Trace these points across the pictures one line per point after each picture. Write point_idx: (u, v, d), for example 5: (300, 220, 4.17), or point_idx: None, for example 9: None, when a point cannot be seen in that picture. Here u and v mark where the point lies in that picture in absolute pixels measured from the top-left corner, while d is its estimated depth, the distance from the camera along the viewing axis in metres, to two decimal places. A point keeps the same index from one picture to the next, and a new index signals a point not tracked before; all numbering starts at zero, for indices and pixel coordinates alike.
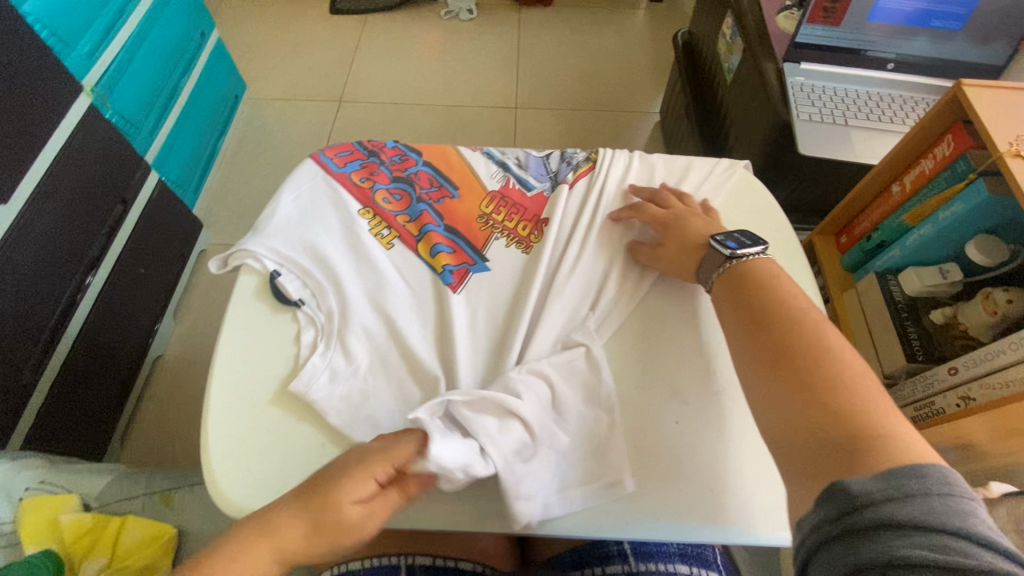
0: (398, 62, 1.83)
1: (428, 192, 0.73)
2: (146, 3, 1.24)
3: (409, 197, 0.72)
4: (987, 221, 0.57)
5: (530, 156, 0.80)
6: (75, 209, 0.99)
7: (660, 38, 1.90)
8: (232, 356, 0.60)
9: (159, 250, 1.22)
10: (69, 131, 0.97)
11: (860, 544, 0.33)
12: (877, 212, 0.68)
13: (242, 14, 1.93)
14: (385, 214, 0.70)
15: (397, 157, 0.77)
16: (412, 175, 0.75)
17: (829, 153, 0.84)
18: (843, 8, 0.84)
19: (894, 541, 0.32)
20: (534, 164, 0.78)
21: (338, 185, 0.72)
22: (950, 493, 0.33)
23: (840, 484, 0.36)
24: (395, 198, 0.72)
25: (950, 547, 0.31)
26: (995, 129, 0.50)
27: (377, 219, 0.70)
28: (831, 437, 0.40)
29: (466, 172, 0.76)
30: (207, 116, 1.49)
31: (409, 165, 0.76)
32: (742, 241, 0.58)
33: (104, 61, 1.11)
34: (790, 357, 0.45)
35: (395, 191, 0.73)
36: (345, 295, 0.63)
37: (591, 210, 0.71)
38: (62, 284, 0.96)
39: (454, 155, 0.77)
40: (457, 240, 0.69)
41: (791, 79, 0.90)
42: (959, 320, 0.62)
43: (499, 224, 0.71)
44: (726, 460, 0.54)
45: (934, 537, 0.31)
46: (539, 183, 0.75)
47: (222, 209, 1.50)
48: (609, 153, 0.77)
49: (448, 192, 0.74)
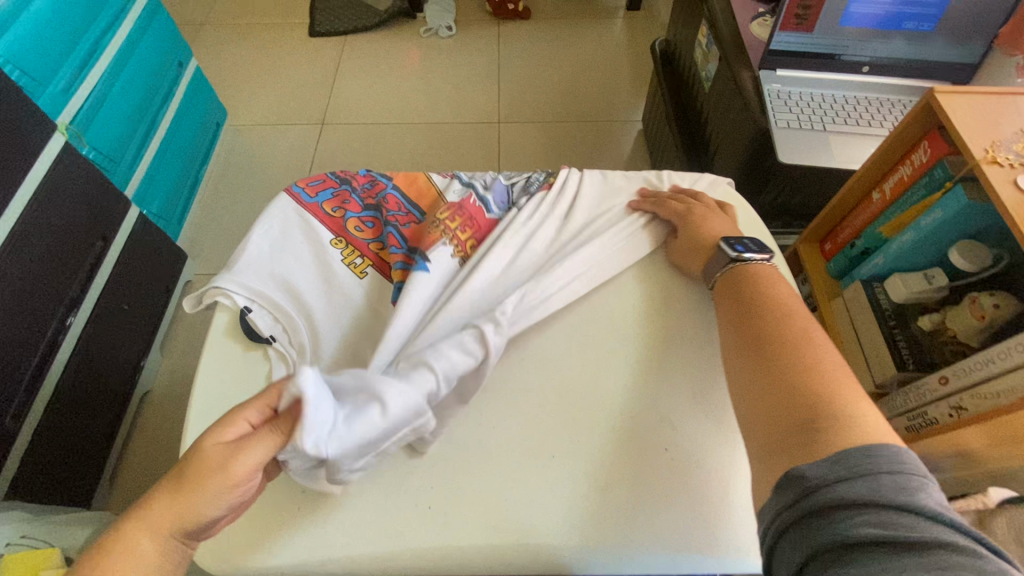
0: (379, 81, 1.83)
1: (396, 215, 0.72)
2: (121, 37, 1.23)
3: (379, 223, 0.71)
4: (969, 227, 0.56)
5: (495, 176, 0.78)
6: (54, 249, 0.97)
7: (638, 46, 1.92)
8: (206, 398, 0.59)
9: (143, 284, 1.21)
10: (45, 171, 0.96)
11: (819, 523, 0.39)
12: (860, 220, 0.68)
13: (221, 40, 1.93)
14: (357, 242, 0.70)
15: (368, 184, 0.76)
16: (382, 200, 0.74)
17: (810, 160, 0.84)
18: (814, 15, 0.84)
19: (847, 519, 0.38)
20: (498, 188, 0.75)
21: (307, 215, 0.71)
22: (893, 474, 0.40)
23: (800, 473, 0.42)
24: (367, 225, 0.71)
25: (892, 521, 0.37)
26: (970, 136, 0.50)
27: (349, 247, 0.69)
28: (810, 434, 0.44)
29: (435, 197, 0.75)
30: (188, 145, 1.48)
31: (379, 190, 0.75)
32: (749, 246, 0.62)
33: (79, 98, 1.10)
34: (782, 358, 0.50)
35: (366, 218, 0.72)
36: (317, 327, 0.62)
37: (556, 229, 0.70)
38: (43, 326, 0.95)
39: (423, 182, 0.76)
40: (417, 260, 0.67)
41: (767, 87, 0.90)
42: (947, 326, 0.61)
43: (449, 231, 0.68)
44: (720, 475, 0.55)
45: (878, 513, 0.38)
46: (499, 205, 0.73)
47: (207, 238, 1.49)
48: (574, 170, 0.76)
49: (416, 218, 0.72)
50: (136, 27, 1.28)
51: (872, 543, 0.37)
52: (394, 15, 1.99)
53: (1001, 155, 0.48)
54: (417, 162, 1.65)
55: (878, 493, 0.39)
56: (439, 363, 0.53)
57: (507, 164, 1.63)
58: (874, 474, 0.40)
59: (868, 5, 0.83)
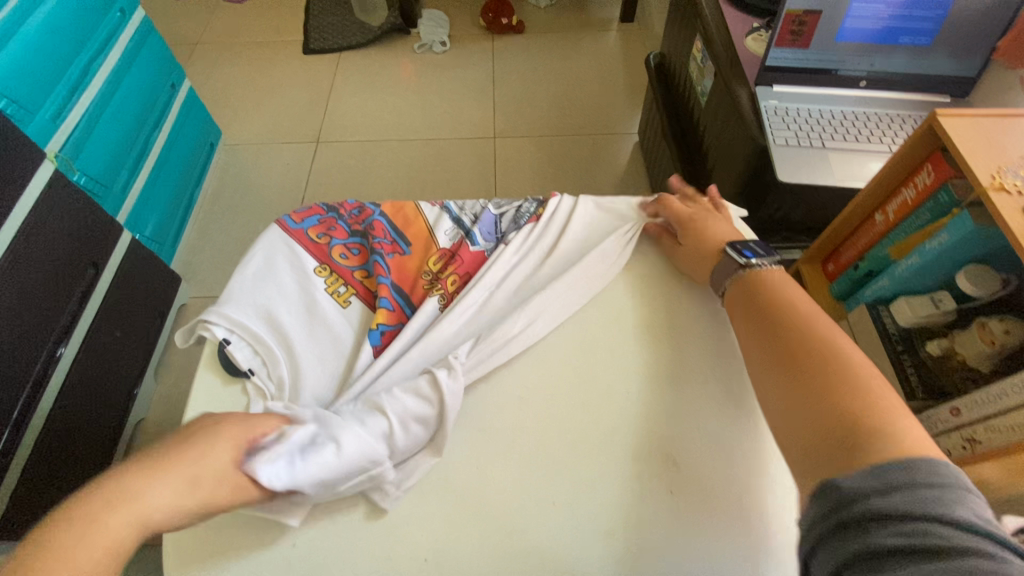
0: (373, 98, 1.83)
1: (382, 244, 0.71)
2: (112, 61, 1.22)
3: (365, 253, 0.71)
4: (976, 252, 0.55)
5: (481, 205, 0.77)
6: (43, 278, 0.96)
7: (633, 58, 1.91)
8: None
9: (136, 310, 1.19)
10: (34, 200, 0.95)
11: (852, 536, 0.37)
12: (863, 241, 0.67)
13: (215, 60, 1.93)
14: (342, 270, 0.69)
15: (356, 211, 0.76)
16: (368, 227, 0.73)
17: (810, 177, 0.82)
18: (809, 30, 0.83)
19: (880, 532, 0.36)
20: (486, 219, 0.75)
21: (293, 243, 0.70)
22: (935, 485, 0.38)
23: (833, 484, 0.40)
24: (352, 254, 0.71)
25: (930, 533, 0.35)
26: (976, 161, 0.48)
27: (334, 276, 0.68)
28: (846, 451, 0.42)
29: (421, 226, 0.74)
30: (182, 167, 1.47)
31: (366, 217, 0.74)
32: (757, 251, 0.61)
33: (69, 124, 1.09)
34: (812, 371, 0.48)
35: (352, 248, 0.71)
36: (298, 362, 0.61)
37: (541, 263, 0.70)
38: (33, 357, 0.93)
39: (411, 212, 0.75)
40: (403, 301, 0.67)
41: (764, 103, 0.88)
42: (956, 351, 0.59)
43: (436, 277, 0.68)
44: (725, 523, 0.53)
45: (915, 524, 0.35)
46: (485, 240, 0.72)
47: (201, 260, 1.48)
48: (565, 198, 0.75)
49: (401, 248, 0.71)
50: (127, 51, 1.27)
51: (907, 555, 0.34)
52: (387, 31, 1.99)
53: (1009, 181, 0.47)
54: (412, 179, 1.63)
55: (916, 505, 0.36)
56: (392, 406, 0.55)
57: (503, 179, 1.62)
58: (914, 487, 0.37)
59: (863, 20, 0.82)
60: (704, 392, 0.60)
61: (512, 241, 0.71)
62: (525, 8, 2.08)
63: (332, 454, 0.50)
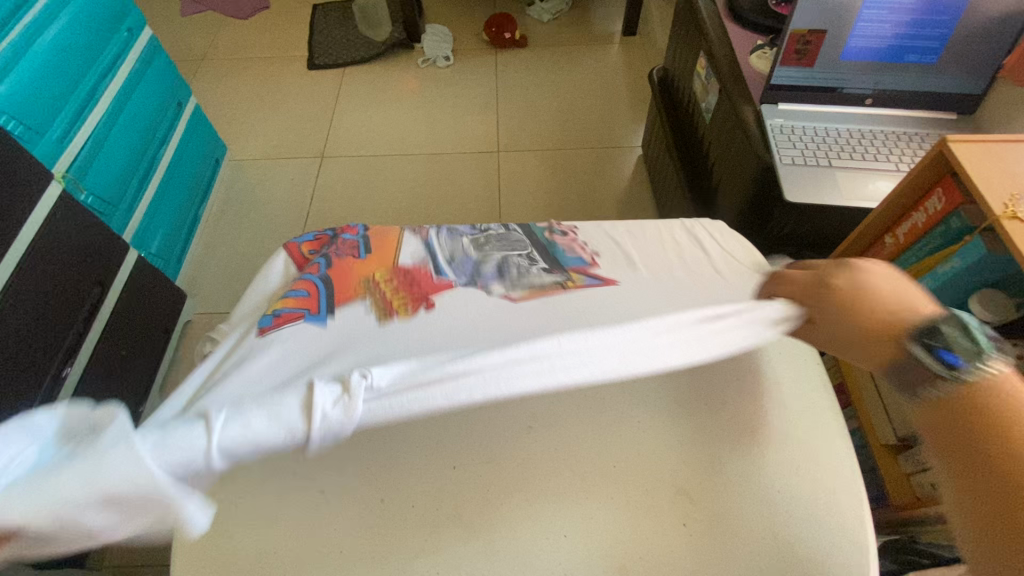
0: (378, 113, 1.84)
1: (339, 249, 0.68)
2: (119, 81, 1.23)
3: (322, 257, 0.69)
4: (989, 276, 0.55)
5: (469, 228, 0.77)
6: (49, 299, 0.96)
7: (636, 72, 1.92)
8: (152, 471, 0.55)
9: (141, 328, 1.19)
10: (41, 221, 0.95)
11: None
12: (872, 263, 0.66)
13: (221, 76, 1.95)
14: (297, 273, 0.67)
15: (346, 230, 0.74)
16: (341, 241, 0.70)
17: (818, 197, 0.81)
18: (815, 49, 0.84)
19: None
20: (467, 262, 0.68)
21: (284, 255, 0.70)
22: None
23: None
24: (315, 264, 0.69)
25: None
26: (988, 188, 0.48)
27: (290, 278, 0.67)
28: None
29: (391, 245, 0.70)
30: (187, 184, 1.47)
31: (348, 233, 0.72)
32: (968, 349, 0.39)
33: (76, 145, 1.09)
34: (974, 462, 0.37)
35: (317, 261, 0.69)
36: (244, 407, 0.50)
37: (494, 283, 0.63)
38: (38, 379, 0.93)
39: (392, 234, 0.72)
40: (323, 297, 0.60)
41: (770, 122, 0.88)
42: None
43: (381, 288, 0.61)
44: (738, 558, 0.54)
45: None
46: (454, 274, 0.64)
47: (206, 276, 1.48)
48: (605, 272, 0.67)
49: (357, 252, 0.67)
50: (134, 70, 1.28)
51: None
52: (391, 46, 2.00)
53: (1023, 208, 0.47)
54: (417, 193, 1.64)
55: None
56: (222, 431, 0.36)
57: (507, 194, 1.62)
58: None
59: (869, 39, 0.82)
60: (713, 427, 0.62)
61: (489, 258, 0.68)
62: (528, 22, 2.10)
63: (91, 489, 0.33)
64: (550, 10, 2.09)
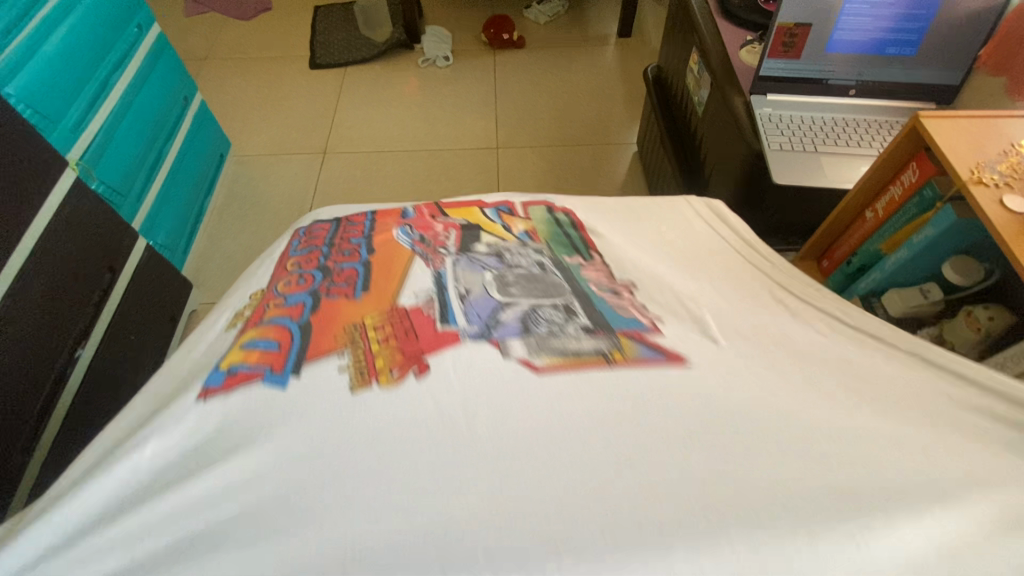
0: (379, 111, 1.88)
1: (333, 285, 0.60)
2: (129, 75, 1.27)
3: (312, 280, 0.61)
4: (960, 243, 0.59)
5: (495, 259, 0.63)
6: (63, 282, 0.99)
7: (631, 72, 1.97)
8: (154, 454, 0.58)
9: (149, 315, 1.22)
10: (57, 206, 0.98)
11: None
12: (854, 238, 0.70)
13: (224, 74, 1.98)
14: (272, 295, 0.62)
15: (347, 250, 0.66)
16: (342, 268, 0.63)
17: (805, 180, 0.85)
18: (800, 42, 0.88)
19: None
20: (482, 302, 0.56)
21: (277, 262, 0.69)
22: None
23: None
24: (300, 281, 0.61)
25: None
26: (956, 157, 0.52)
27: (258, 298, 0.63)
28: None
29: (384, 294, 0.57)
30: (193, 177, 1.51)
31: (348, 258, 0.64)
32: None
33: (88, 134, 1.12)
34: None
35: (302, 277, 0.62)
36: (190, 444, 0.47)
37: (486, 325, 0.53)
38: (52, 359, 0.95)
39: (401, 265, 0.61)
40: (276, 347, 0.52)
41: (759, 111, 0.93)
42: (946, 338, 0.62)
43: (363, 338, 0.52)
44: None
45: None
46: (463, 321, 0.53)
47: (211, 267, 1.51)
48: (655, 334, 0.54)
49: (350, 291, 0.58)
50: (143, 65, 1.32)
51: None
52: (392, 46, 2.05)
53: (989, 172, 0.51)
54: (418, 188, 1.68)
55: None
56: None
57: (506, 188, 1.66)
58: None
59: (852, 33, 0.87)
60: None
61: (509, 295, 0.57)
62: (526, 24, 2.15)
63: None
64: (547, 13, 2.14)
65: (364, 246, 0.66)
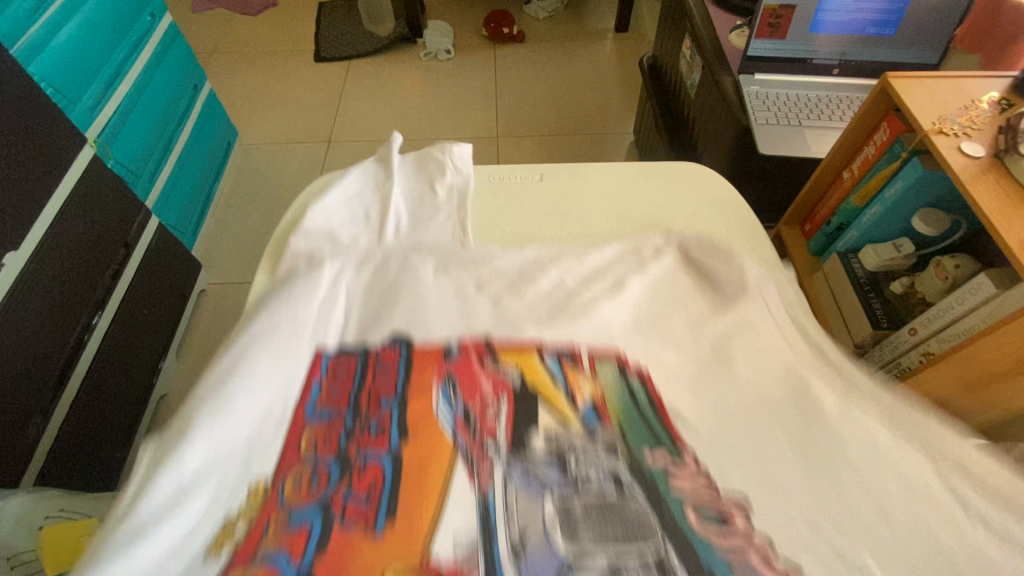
0: (382, 102, 1.93)
1: (345, 511, 0.39)
2: (142, 60, 1.32)
3: (313, 494, 0.40)
4: (928, 197, 0.63)
5: (564, 470, 0.41)
6: (81, 253, 1.03)
7: (627, 65, 2.02)
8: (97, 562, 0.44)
9: (160, 291, 1.26)
10: (76, 180, 1.03)
11: None
12: (834, 198, 0.74)
13: (231, 67, 2.03)
14: (265, 496, 0.40)
15: (377, 424, 0.44)
16: (357, 467, 0.41)
17: (790, 153, 0.90)
18: (786, 23, 0.93)
19: None
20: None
21: (264, 396, 0.44)
22: None
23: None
24: (306, 485, 0.41)
25: None
26: (920, 111, 0.57)
27: (250, 490, 0.40)
28: None
29: (418, 543, 0.37)
30: (202, 163, 1.55)
31: (377, 448, 0.42)
32: None
33: (104, 115, 1.17)
34: None
35: (310, 474, 0.41)
36: None
37: None
38: (71, 325, 1.00)
39: (438, 475, 0.40)
40: None
41: (747, 89, 0.97)
42: (917, 288, 0.67)
43: None
44: None
45: None
46: None
47: (219, 250, 1.55)
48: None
49: (370, 530, 0.38)
50: (156, 52, 1.37)
51: None
52: (395, 41, 2.10)
53: (949, 125, 0.55)
54: None
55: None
56: None
57: None
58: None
59: (835, 13, 0.92)
60: None
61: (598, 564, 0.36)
62: (525, 19, 2.20)
63: None
64: (546, 8, 2.20)
65: (396, 417, 0.44)
